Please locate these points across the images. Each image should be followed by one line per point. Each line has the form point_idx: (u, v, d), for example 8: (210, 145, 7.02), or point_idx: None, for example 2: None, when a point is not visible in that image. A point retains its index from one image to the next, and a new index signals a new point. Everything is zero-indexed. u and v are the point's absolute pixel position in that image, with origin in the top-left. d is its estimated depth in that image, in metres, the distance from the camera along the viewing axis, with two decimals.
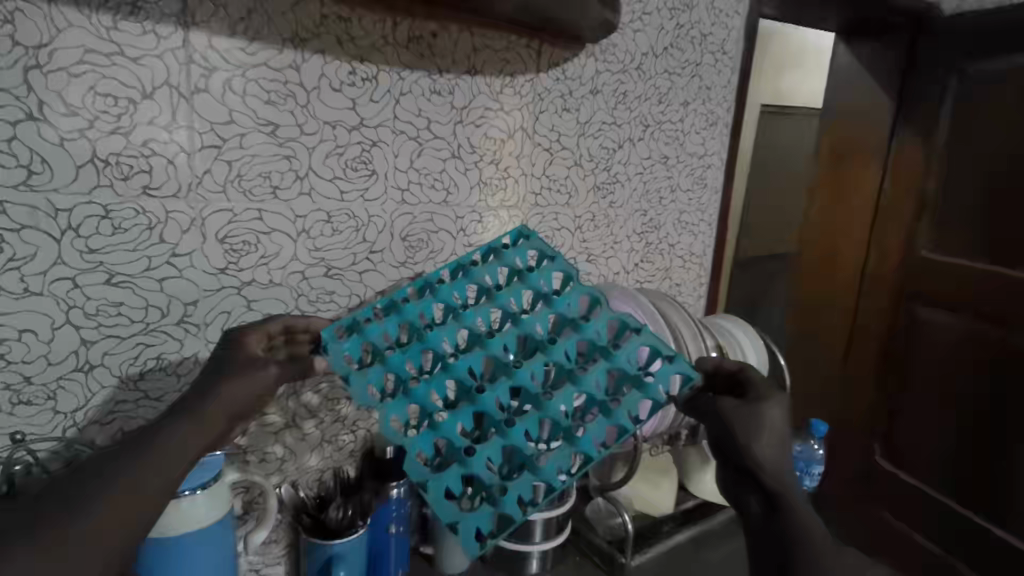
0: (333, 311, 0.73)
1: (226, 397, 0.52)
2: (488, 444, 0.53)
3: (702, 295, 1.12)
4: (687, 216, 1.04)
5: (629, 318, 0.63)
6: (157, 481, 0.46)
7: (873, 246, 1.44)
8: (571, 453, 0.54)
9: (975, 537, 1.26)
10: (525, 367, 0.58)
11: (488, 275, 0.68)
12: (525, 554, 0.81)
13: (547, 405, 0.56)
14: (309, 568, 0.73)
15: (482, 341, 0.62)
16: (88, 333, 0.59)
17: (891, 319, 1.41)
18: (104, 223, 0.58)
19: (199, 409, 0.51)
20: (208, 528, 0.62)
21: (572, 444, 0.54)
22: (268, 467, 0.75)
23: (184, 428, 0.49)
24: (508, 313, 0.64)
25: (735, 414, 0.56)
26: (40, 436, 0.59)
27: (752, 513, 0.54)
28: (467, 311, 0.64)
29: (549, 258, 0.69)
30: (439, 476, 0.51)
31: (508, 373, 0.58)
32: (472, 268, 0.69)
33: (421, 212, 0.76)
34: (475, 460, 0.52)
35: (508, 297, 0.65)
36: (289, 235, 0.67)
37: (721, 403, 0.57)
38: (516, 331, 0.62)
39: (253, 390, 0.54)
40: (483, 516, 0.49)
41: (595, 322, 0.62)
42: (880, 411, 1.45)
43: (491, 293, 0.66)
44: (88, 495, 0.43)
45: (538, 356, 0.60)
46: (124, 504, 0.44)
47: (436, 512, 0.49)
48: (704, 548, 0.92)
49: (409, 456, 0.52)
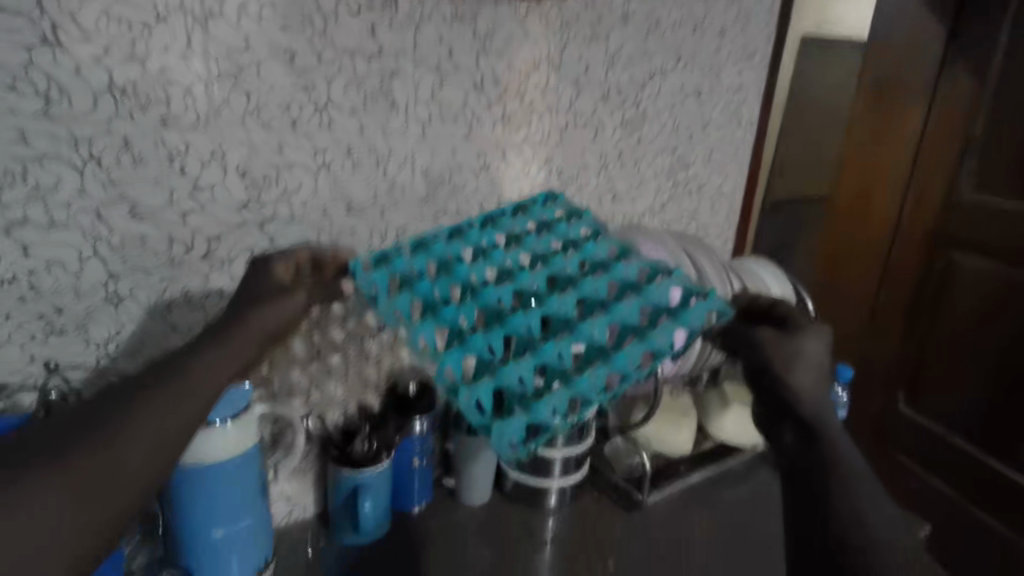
0: (355, 249, 0.72)
1: (255, 324, 0.53)
2: (522, 362, 0.53)
3: (730, 238, 1.09)
4: (718, 154, 1.00)
5: (660, 264, 0.64)
6: (189, 410, 0.46)
7: (909, 191, 1.39)
8: (607, 372, 0.53)
9: (992, 484, 1.25)
10: (555, 298, 0.59)
11: (517, 225, 0.69)
12: (544, 489, 0.85)
13: (580, 329, 0.56)
14: (335, 495, 0.77)
15: (511, 276, 0.62)
16: (115, 265, 0.60)
17: (925, 270, 1.37)
18: (125, 154, 0.57)
19: (229, 334, 0.52)
20: (238, 455, 0.65)
21: (607, 363, 0.54)
22: (294, 400, 0.77)
23: (217, 352, 0.50)
24: (538, 256, 0.65)
25: (773, 342, 0.55)
26: (75, 365, 0.62)
27: (784, 446, 0.50)
28: (496, 252, 0.65)
29: (577, 218, 0.72)
30: (472, 387, 0.51)
31: (539, 303, 0.59)
32: (502, 219, 0.70)
33: (444, 147, 0.74)
34: (507, 375, 0.52)
35: (537, 243, 0.66)
36: (310, 170, 0.66)
37: (759, 333, 0.56)
38: (547, 270, 0.63)
39: (283, 315, 0.55)
40: (517, 423, 0.48)
41: (625, 265, 0.63)
42: (905, 362, 1.42)
43: (520, 240, 0.67)
44: (113, 421, 0.43)
45: (569, 291, 0.61)
46: (155, 426, 0.44)
47: (469, 419, 0.49)
48: (719, 488, 0.95)
49: (440, 368, 0.52)
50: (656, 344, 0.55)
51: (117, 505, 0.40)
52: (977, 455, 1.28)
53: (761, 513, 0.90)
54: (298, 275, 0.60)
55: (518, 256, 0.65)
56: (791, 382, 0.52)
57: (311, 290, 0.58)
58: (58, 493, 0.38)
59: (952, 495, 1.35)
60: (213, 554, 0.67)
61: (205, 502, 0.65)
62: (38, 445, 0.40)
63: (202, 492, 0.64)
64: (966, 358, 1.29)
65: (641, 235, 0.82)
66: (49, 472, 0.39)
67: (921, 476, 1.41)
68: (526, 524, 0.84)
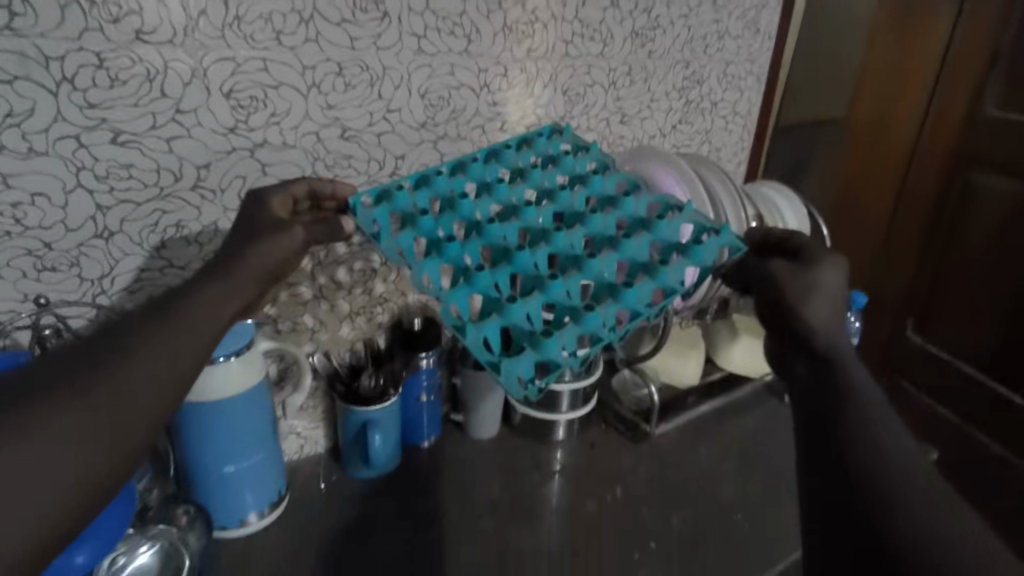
0: (352, 178, 0.69)
1: (254, 262, 0.51)
2: (530, 300, 0.51)
3: (742, 162, 1.05)
4: (733, 68, 0.95)
5: (671, 198, 0.61)
6: (194, 342, 0.43)
7: (931, 110, 1.28)
8: (617, 309, 0.51)
9: (1001, 411, 1.26)
10: (563, 235, 0.57)
11: (521, 159, 0.66)
12: (552, 422, 0.85)
13: (589, 266, 0.54)
14: (344, 431, 0.77)
15: (516, 212, 0.59)
16: (102, 197, 0.58)
17: (942, 189, 1.32)
18: (100, 74, 0.54)
19: (229, 270, 0.49)
20: (245, 393, 0.65)
21: (617, 300, 0.52)
22: (299, 337, 0.75)
23: (216, 288, 0.47)
24: (544, 190, 0.62)
25: (786, 274, 0.49)
26: (70, 303, 0.60)
27: (795, 376, 0.45)
28: (500, 187, 0.62)
29: (584, 150, 0.68)
30: (480, 326, 0.49)
31: (546, 240, 0.57)
32: (505, 152, 0.66)
33: (441, 63, 0.70)
34: (515, 312, 0.50)
35: (543, 177, 0.63)
36: (299, 90, 0.63)
37: (772, 265, 0.51)
38: (554, 205, 0.60)
39: (280, 253, 0.53)
40: (527, 361, 0.47)
41: (635, 200, 0.61)
42: (917, 291, 1.40)
43: (524, 173, 0.64)
44: (113, 351, 0.38)
45: (577, 227, 0.58)
46: (158, 355, 0.40)
47: (477, 357, 0.47)
48: (727, 418, 0.95)
49: (445, 307, 0.50)
50: (667, 282, 0.53)
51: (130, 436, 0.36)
52: (987, 383, 1.28)
53: (770, 442, 0.90)
54: (296, 212, 0.57)
55: (523, 191, 0.61)
56: (805, 314, 0.46)
57: (310, 227, 0.56)
58: (64, 419, 0.33)
59: (957, 422, 1.36)
60: (225, 490, 0.67)
61: (213, 439, 0.64)
62: (29, 377, 0.35)
63: (211, 430, 0.64)
64: (980, 285, 1.27)
65: (663, 171, 0.77)
66: (46, 407, 0.33)
67: (928, 404, 1.42)
68: (535, 456, 0.85)
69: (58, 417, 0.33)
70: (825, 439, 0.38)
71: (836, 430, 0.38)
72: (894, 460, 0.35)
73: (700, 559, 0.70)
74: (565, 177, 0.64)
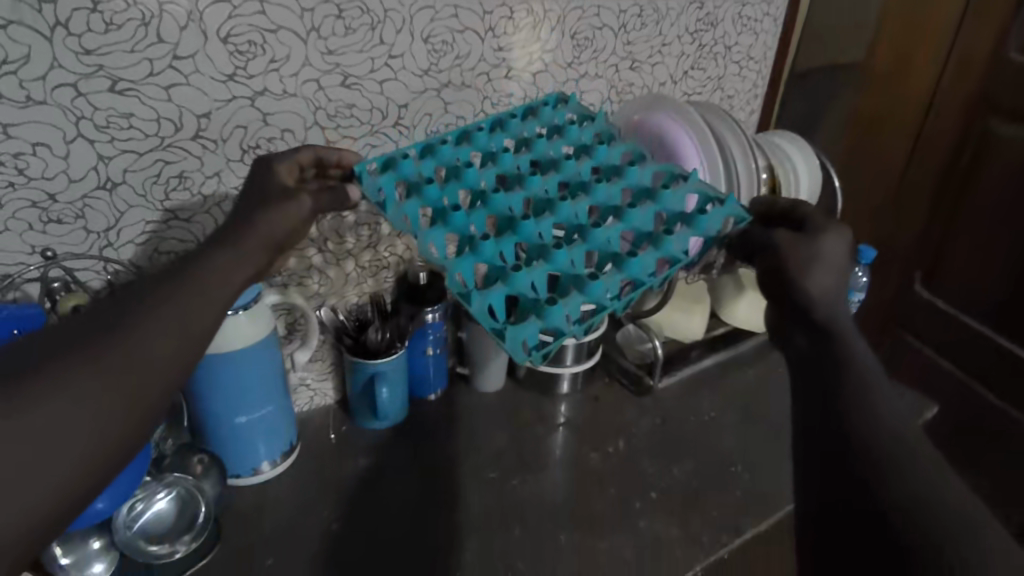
0: (354, 127, 0.68)
1: (264, 229, 0.48)
2: (535, 269, 0.51)
3: (755, 110, 1.03)
4: (749, 9, 0.92)
5: (675, 169, 0.61)
6: (213, 307, 0.41)
7: (955, 49, 1.16)
8: (621, 278, 0.51)
9: (1002, 364, 1.28)
10: (567, 205, 0.57)
11: (526, 129, 0.66)
12: (557, 375, 0.85)
13: (593, 236, 0.54)
14: (353, 383, 0.78)
15: (521, 181, 0.59)
16: (104, 147, 0.57)
17: (960, 137, 1.27)
18: (95, 19, 0.52)
19: (241, 236, 0.47)
20: (256, 345, 0.65)
21: (621, 269, 0.52)
22: (306, 290, 0.75)
23: (227, 255, 0.44)
24: (549, 160, 0.62)
25: (789, 243, 0.47)
26: (77, 255, 0.60)
27: (794, 349, 0.42)
28: (506, 156, 0.62)
29: (589, 119, 0.68)
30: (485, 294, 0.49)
31: (551, 210, 0.57)
32: (511, 122, 0.66)
33: (444, 5, 0.67)
34: (520, 280, 0.50)
35: (548, 146, 0.63)
36: (298, 34, 0.61)
37: (776, 234, 0.48)
38: (559, 175, 0.60)
39: (288, 221, 0.51)
40: (531, 328, 0.46)
41: (640, 170, 0.61)
42: (927, 240, 1.37)
43: (530, 143, 0.64)
44: (128, 314, 0.37)
45: (582, 197, 0.58)
46: (176, 318, 0.38)
47: (482, 324, 0.47)
48: (731, 371, 0.95)
49: (450, 274, 0.50)
50: (671, 252, 0.53)
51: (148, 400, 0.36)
52: (991, 337, 1.29)
53: (772, 395, 0.91)
54: (302, 178, 0.57)
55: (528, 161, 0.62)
56: (806, 284, 0.44)
57: (317, 195, 0.54)
58: (83, 384, 0.33)
59: (958, 375, 1.37)
60: (237, 440, 0.69)
61: (226, 391, 0.66)
62: (41, 344, 0.34)
63: (223, 383, 0.65)
64: (990, 239, 1.26)
65: (673, 120, 0.76)
66: (60, 372, 0.33)
67: (932, 358, 1.42)
68: (540, 408, 0.86)
69: (74, 382, 0.33)
70: (821, 409, 0.37)
71: (835, 401, 0.37)
72: (887, 425, 0.35)
73: (700, 509, 0.72)
74: (570, 147, 0.64)
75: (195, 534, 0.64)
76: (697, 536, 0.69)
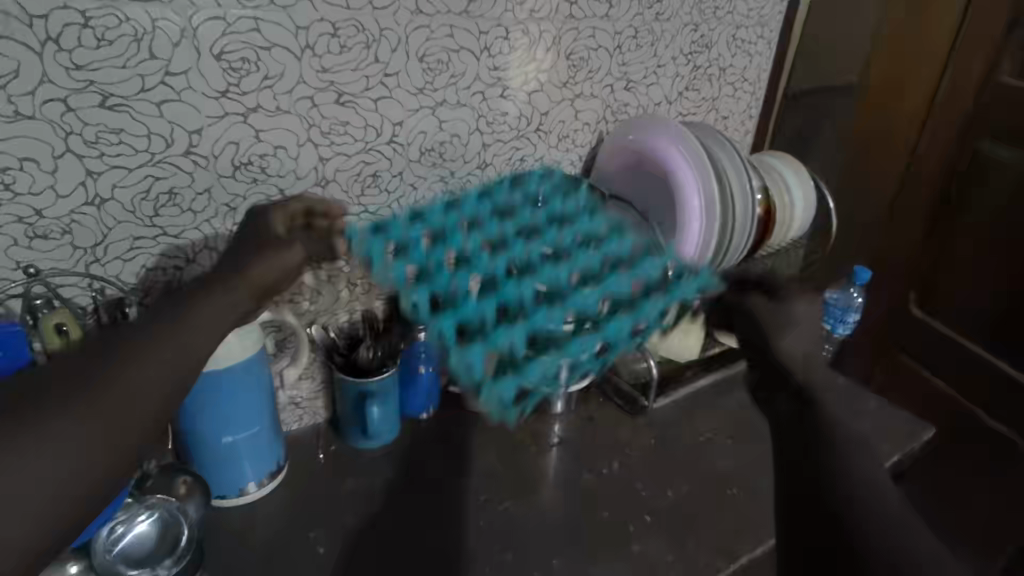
0: (348, 145, 0.68)
1: (258, 271, 0.49)
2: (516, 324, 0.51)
3: (749, 131, 1.05)
4: (743, 32, 0.93)
5: (649, 248, 0.65)
6: (200, 347, 0.42)
7: (947, 75, 1.17)
8: (599, 338, 0.52)
9: (994, 384, 1.28)
10: (552, 268, 0.58)
11: (510, 198, 0.68)
12: (551, 395, 0.84)
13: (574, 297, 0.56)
14: (343, 401, 0.77)
15: (505, 244, 0.61)
16: (92, 163, 0.56)
17: (949, 165, 1.27)
18: (86, 34, 0.52)
19: (233, 274, 0.47)
20: (245, 363, 0.64)
21: (599, 330, 0.53)
22: (298, 308, 0.74)
23: (219, 296, 0.45)
24: (532, 228, 0.64)
25: (762, 310, 0.48)
26: (63, 271, 0.59)
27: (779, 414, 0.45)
28: (490, 221, 0.64)
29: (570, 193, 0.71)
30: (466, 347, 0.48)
31: (534, 271, 0.58)
32: (496, 190, 0.69)
33: (440, 25, 0.67)
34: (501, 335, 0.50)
35: (531, 216, 0.66)
36: (292, 52, 0.61)
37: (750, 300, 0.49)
38: (541, 241, 0.62)
39: (283, 266, 0.51)
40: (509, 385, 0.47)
41: (618, 242, 0.64)
42: (921, 258, 1.37)
43: (513, 212, 0.66)
44: (116, 356, 0.38)
45: (564, 261, 0.60)
46: (163, 359, 0.39)
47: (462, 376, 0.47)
48: (727, 392, 0.95)
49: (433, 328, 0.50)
50: (647, 317, 0.54)
51: (130, 442, 0.36)
52: (982, 356, 1.29)
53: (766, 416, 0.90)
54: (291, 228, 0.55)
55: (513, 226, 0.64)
56: (781, 352, 0.45)
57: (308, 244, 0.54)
58: (70, 429, 0.34)
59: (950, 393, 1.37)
60: (224, 460, 0.67)
61: (216, 411, 0.64)
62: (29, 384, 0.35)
63: (212, 402, 0.64)
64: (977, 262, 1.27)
65: (673, 149, 0.75)
66: (51, 414, 0.34)
67: (926, 376, 1.41)
68: (532, 428, 0.85)
69: (60, 428, 0.34)
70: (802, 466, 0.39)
71: None
72: None
73: (694, 534, 0.70)
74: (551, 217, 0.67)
75: (178, 558, 0.62)
76: (692, 560, 0.67)
